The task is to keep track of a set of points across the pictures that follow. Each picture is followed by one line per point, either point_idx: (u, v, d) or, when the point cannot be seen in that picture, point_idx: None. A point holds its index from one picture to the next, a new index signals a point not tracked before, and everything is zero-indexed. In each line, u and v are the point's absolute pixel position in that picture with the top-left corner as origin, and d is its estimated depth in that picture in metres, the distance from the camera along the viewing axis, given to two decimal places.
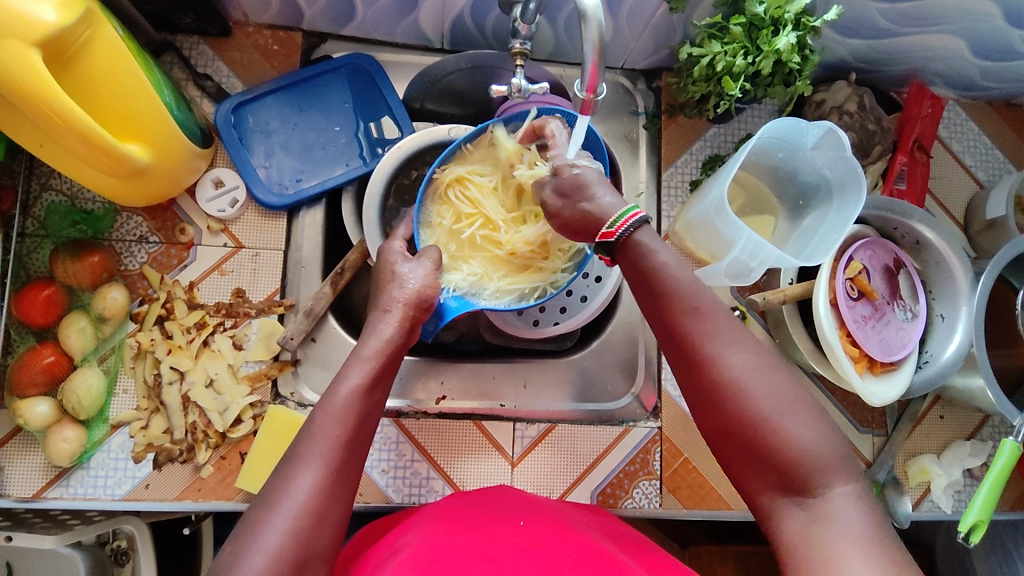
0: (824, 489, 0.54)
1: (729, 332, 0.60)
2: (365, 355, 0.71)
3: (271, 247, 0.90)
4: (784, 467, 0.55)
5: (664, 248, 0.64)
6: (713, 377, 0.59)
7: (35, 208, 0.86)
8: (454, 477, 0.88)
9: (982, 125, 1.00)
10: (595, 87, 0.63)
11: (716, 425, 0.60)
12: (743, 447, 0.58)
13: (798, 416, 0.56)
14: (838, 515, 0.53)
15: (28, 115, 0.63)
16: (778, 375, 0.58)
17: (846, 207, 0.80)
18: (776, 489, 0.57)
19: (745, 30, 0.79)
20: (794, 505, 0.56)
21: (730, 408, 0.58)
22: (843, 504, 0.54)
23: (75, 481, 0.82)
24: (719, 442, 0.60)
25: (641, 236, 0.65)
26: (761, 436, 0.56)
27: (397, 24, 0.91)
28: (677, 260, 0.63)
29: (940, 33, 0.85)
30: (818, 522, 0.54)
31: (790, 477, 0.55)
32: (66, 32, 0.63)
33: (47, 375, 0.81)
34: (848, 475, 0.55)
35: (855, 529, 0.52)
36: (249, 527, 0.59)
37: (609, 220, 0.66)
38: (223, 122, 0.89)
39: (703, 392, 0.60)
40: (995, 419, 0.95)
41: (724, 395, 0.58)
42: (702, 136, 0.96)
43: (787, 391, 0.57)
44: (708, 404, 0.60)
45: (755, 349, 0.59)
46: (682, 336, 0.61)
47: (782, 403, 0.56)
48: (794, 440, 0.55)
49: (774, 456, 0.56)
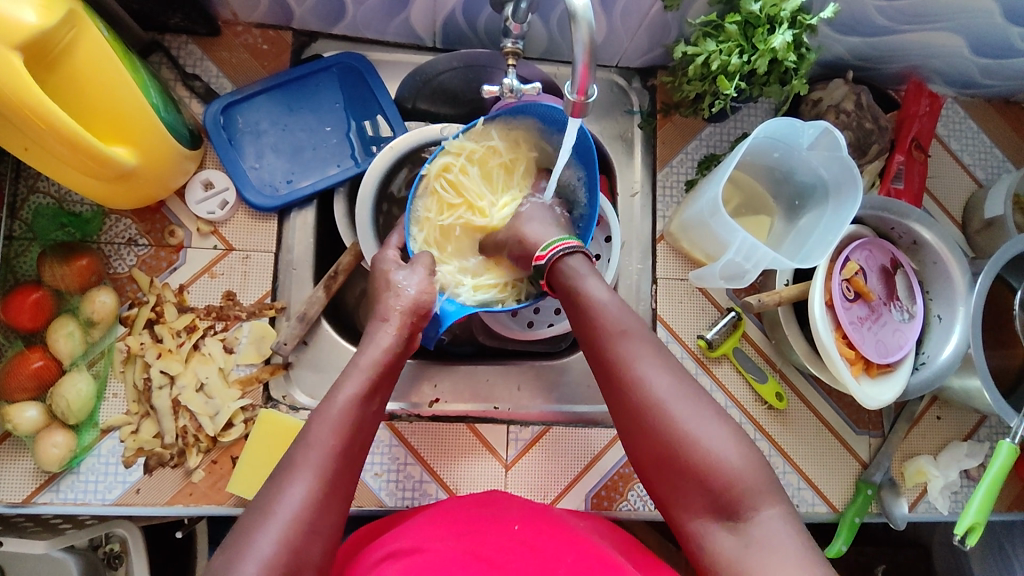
0: (749, 511, 0.58)
1: (654, 359, 0.64)
2: (363, 364, 0.71)
3: (262, 250, 0.89)
4: (709, 488, 0.59)
5: (593, 279, 0.70)
6: (638, 402, 0.63)
7: (22, 210, 0.85)
8: (448, 480, 0.87)
9: (981, 123, 0.99)
10: (586, 88, 0.62)
11: (645, 451, 0.63)
12: (671, 472, 0.61)
13: (722, 438, 0.61)
14: (766, 536, 0.57)
15: (11, 119, 0.62)
16: (699, 400, 0.63)
17: (842, 208, 0.79)
18: (705, 512, 0.60)
19: (740, 28, 0.78)
20: (720, 526, 0.59)
21: (658, 432, 0.62)
22: (768, 524, 0.57)
23: (65, 486, 0.81)
24: (648, 468, 0.64)
25: (571, 267, 0.71)
26: (686, 459, 0.60)
27: (389, 23, 0.90)
28: (604, 291, 0.68)
29: (939, 30, 0.84)
30: (747, 542, 0.57)
31: (716, 498, 0.59)
32: (49, 34, 0.61)
33: (35, 380, 0.80)
34: (771, 495, 0.59)
35: (783, 547, 0.56)
36: (240, 537, 0.58)
37: (542, 247, 0.73)
38: (212, 123, 0.88)
39: (630, 420, 0.64)
40: (993, 420, 0.94)
41: (649, 420, 0.62)
42: (697, 135, 0.94)
43: (710, 415, 0.62)
44: (637, 429, 0.63)
45: (676, 375, 0.64)
46: (609, 362, 0.66)
47: (706, 428, 0.61)
48: (720, 462, 0.59)
49: (700, 478, 0.60)
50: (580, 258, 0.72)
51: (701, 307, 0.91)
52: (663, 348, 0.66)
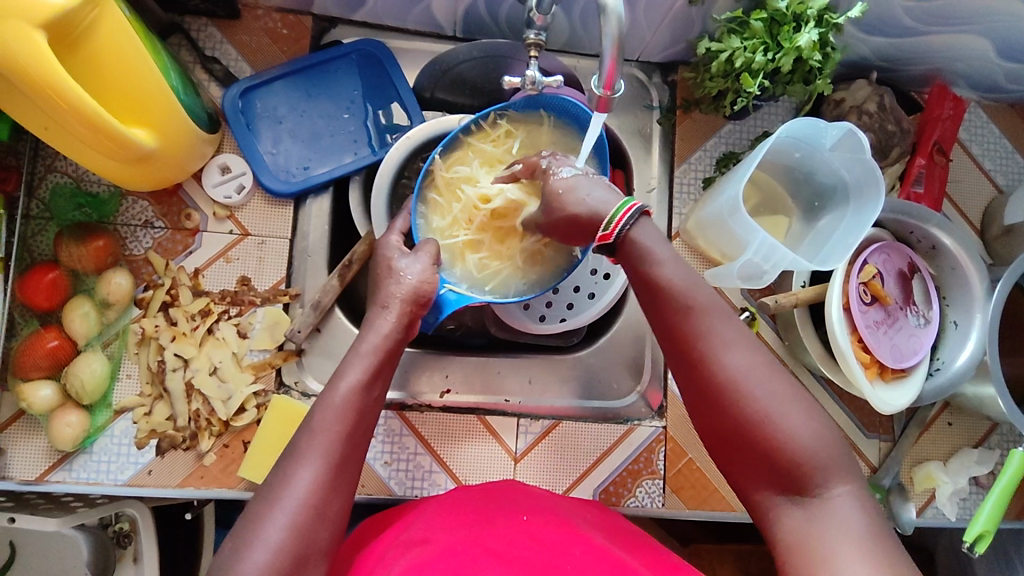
0: (820, 489, 0.57)
1: (729, 331, 0.62)
2: (363, 349, 0.71)
3: (277, 236, 0.89)
4: (783, 464, 0.58)
5: (663, 248, 0.65)
6: (712, 375, 0.61)
7: (40, 189, 0.85)
8: (456, 471, 0.88)
9: (1003, 128, 0.98)
10: (613, 84, 0.61)
11: (716, 421, 0.62)
12: (744, 446, 0.60)
13: (799, 416, 0.59)
14: (836, 515, 0.56)
15: (33, 98, 0.62)
16: (780, 376, 0.60)
17: (863, 209, 0.78)
18: (774, 489, 0.59)
19: (766, 25, 0.77)
20: (787, 500, 0.59)
21: (730, 404, 0.60)
22: (840, 505, 0.57)
23: (78, 465, 0.82)
24: (719, 441, 0.62)
25: (644, 234, 0.66)
26: (760, 435, 0.59)
27: (409, 11, 0.89)
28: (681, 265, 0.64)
29: (965, 33, 0.83)
30: (817, 520, 0.56)
31: (790, 474, 0.58)
32: (74, 15, 0.61)
33: (50, 359, 0.81)
34: (846, 474, 0.58)
35: (852, 530, 0.55)
36: (250, 521, 0.59)
37: (608, 216, 0.67)
38: (231, 107, 0.87)
39: (702, 393, 0.62)
40: (1004, 428, 0.94)
41: (726, 395, 0.60)
42: (717, 132, 0.94)
43: (790, 389, 0.60)
44: (707, 399, 0.62)
45: (755, 348, 0.61)
46: (681, 337, 0.63)
47: (780, 403, 0.59)
48: (794, 439, 0.58)
49: (772, 452, 0.58)
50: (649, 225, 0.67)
51: None
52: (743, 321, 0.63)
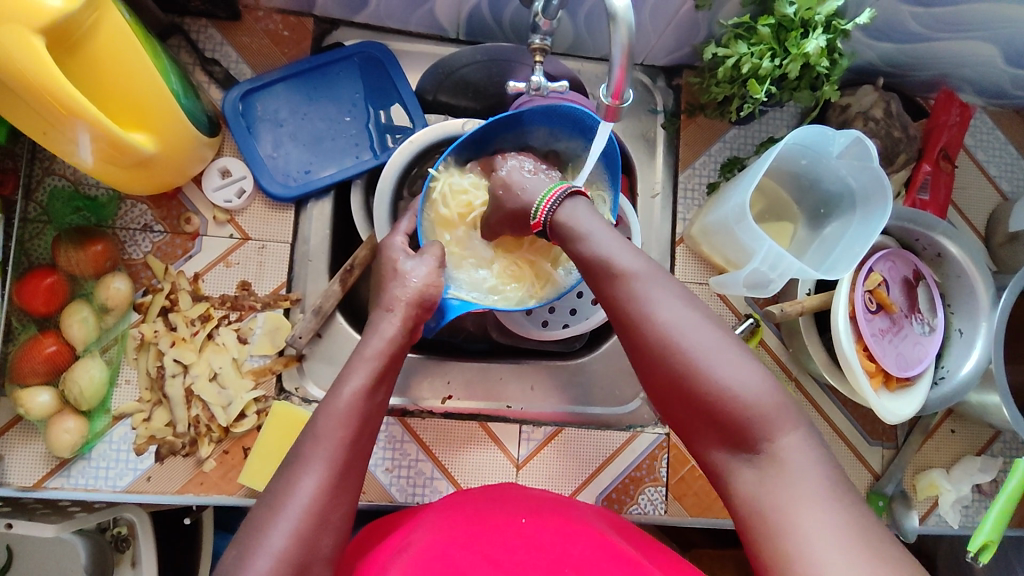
0: (766, 441, 0.56)
1: (659, 291, 0.62)
2: (367, 355, 0.71)
3: (278, 240, 0.89)
4: (726, 420, 0.57)
5: (590, 222, 0.69)
6: (645, 338, 0.62)
7: (38, 192, 0.84)
8: (458, 478, 0.87)
9: (1009, 134, 0.97)
10: (621, 92, 0.61)
11: (661, 385, 0.61)
12: (689, 406, 0.59)
13: (732, 366, 0.58)
14: (784, 469, 0.55)
15: (31, 102, 0.61)
16: (712, 331, 0.60)
17: (870, 217, 0.78)
18: (725, 447, 0.58)
19: (773, 31, 0.77)
20: (740, 458, 0.57)
21: (665, 362, 0.60)
22: (787, 457, 0.55)
23: (76, 471, 0.81)
24: (670, 406, 0.62)
25: (567, 213, 0.71)
26: (698, 391, 0.58)
27: (412, 13, 0.88)
28: (606, 236, 0.67)
29: (972, 39, 0.83)
30: (767, 477, 0.55)
31: (735, 430, 0.57)
32: (73, 18, 0.60)
33: (47, 365, 0.79)
34: (789, 423, 0.56)
35: (801, 482, 0.53)
36: (252, 529, 0.58)
37: (537, 201, 0.74)
38: (231, 110, 0.86)
39: (644, 361, 0.62)
40: (1007, 435, 0.93)
41: (660, 355, 0.60)
42: (721, 137, 0.93)
43: (723, 343, 0.60)
44: (648, 363, 0.62)
45: (688, 307, 0.62)
46: (613, 305, 0.64)
47: (713, 355, 0.59)
48: (731, 390, 0.57)
49: (714, 409, 0.58)
50: (580, 202, 0.72)
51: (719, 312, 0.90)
52: (673, 281, 0.64)
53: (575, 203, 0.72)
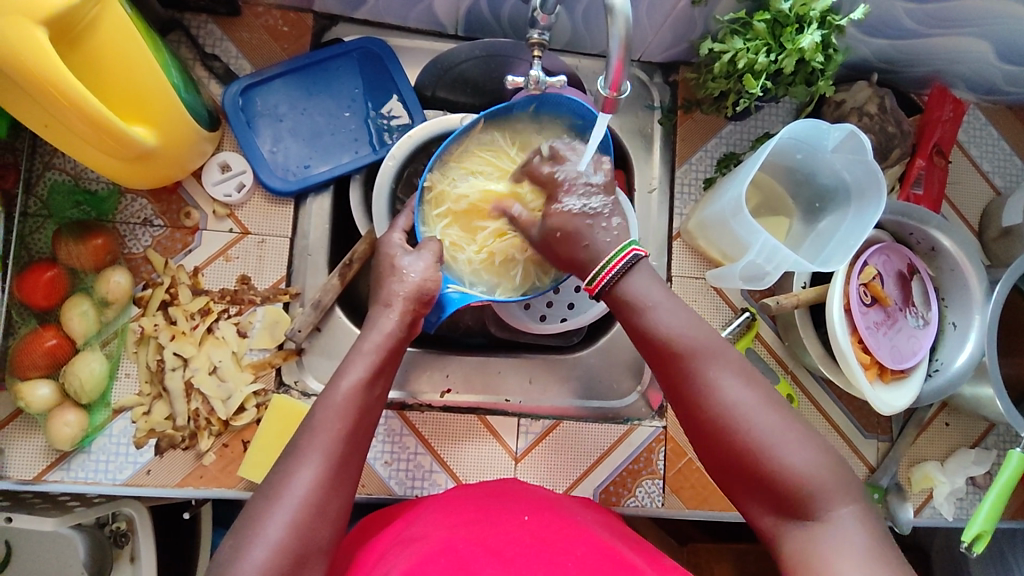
0: (821, 512, 0.58)
1: (721, 365, 0.63)
2: (366, 347, 0.71)
3: (277, 234, 0.89)
4: (785, 493, 0.59)
5: (652, 292, 0.67)
6: (705, 411, 0.63)
7: (38, 186, 0.84)
8: (456, 470, 0.88)
9: (1001, 130, 0.98)
10: (619, 85, 0.61)
11: (716, 453, 0.63)
12: (743, 475, 0.61)
13: (793, 443, 0.60)
14: (840, 536, 0.57)
15: (33, 95, 0.61)
16: (774, 405, 0.62)
17: (864, 211, 0.79)
18: (777, 514, 0.60)
19: (769, 26, 0.77)
20: (793, 525, 0.60)
21: (726, 436, 0.61)
22: (843, 525, 0.58)
23: (76, 465, 0.82)
24: (721, 471, 0.63)
25: (634, 283, 0.67)
26: (759, 464, 0.60)
27: (411, 9, 0.89)
28: (665, 305, 0.66)
29: (966, 35, 0.84)
30: (819, 545, 0.57)
31: (793, 501, 0.59)
32: (75, 12, 0.61)
33: (48, 358, 0.80)
34: (847, 497, 0.59)
35: (858, 550, 0.56)
36: (252, 519, 0.59)
37: (601, 262, 0.68)
38: (231, 104, 0.87)
39: (700, 429, 0.63)
40: (1001, 428, 0.94)
41: (723, 429, 0.62)
42: (718, 133, 0.94)
43: (785, 418, 0.61)
44: (706, 433, 0.63)
45: (749, 381, 0.63)
46: (671, 376, 0.65)
47: (775, 432, 0.60)
48: (792, 468, 0.59)
49: (772, 483, 0.60)
50: (643, 270, 0.68)
51: (715, 306, 0.91)
52: (735, 356, 0.64)
53: (640, 271, 0.68)
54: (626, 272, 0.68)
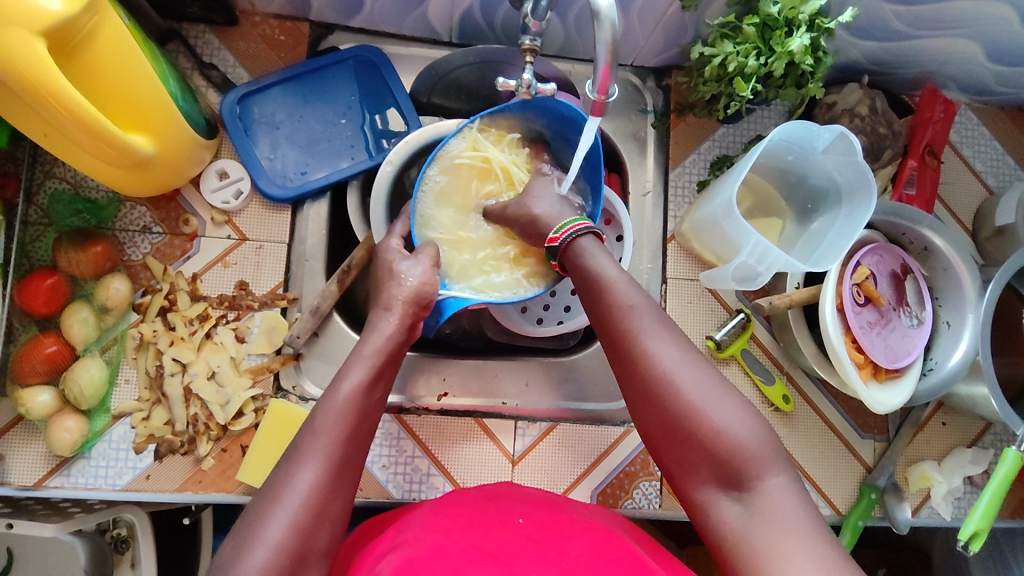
0: (752, 481, 0.58)
1: (660, 328, 0.64)
2: (365, 352, 0.72)
3: (275, 240, 0.90)
4: (715, 459, 0.59)
5: (600, 257, 0.70)
6: (642, 376, 0.63)
7: (38, 196, 0.85)
8: (454, 474, 0.88)
9: (993, 130, 0.99)
10: (606, 88, 0.62)
11: (653, 421, 0.63)
12: (676, 441, 0.61)
13: (724, 407, 0.60)
14: (772, 506, 0.56)
15: (32, 104, 0.62)
16: (706, 371, 0.62)
17: (855, 211, 0.79)
18: (711, 485, 0.60)
19: (758, 30, 0.78)
20: (725, 495, 0.59)
21: (661, 402, 0.62)
22: (772, 496, 0.57)
23: (76, 470, 0.82)
24: (657, 440, 0.63)
25: (585, 244, 0.72)
26: (690, 429, 0.60)
27: (406, 17, 0.90)
28: (610, 269, 0.68)
29: (956, 36, 0.84)
30: (753, 514, 0.57)
31: (725, 470, 0.58)
32: (73, 21, 0.61)
33: (48, 364, 0.81)
34: (777, 466, 0.58)
35: (787, 520, 0.55)
36: (251, 522, 0.59)
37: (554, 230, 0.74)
38: (228, 113, 0.88)
39: (638, 394, 0.64)
40: (997, 427, 0.94)
41: (657, 392, 0.62)
42: (710, 136, 0.95)
43: (714, 384, 0.61)
44: (644, 400, 0.63)
45: (684, 348, 0.63)
46: (614, 340, 0.66)
47: (707, 397, 0.60)
48: (721, 431, 0.59)
49: (703, 448, 0.59)
50: (590, 240, 0.72)
51: (710, 308, 0.92)
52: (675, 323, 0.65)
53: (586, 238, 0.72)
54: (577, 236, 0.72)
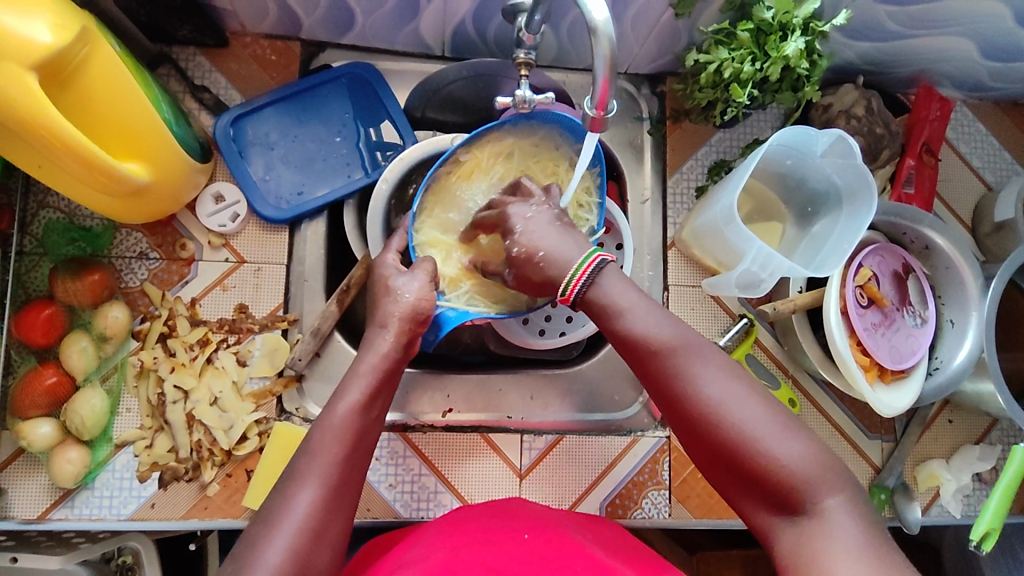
0: (813, 503, 0.58)
1: (702, 359, 0.62)
2: (362, 369, 0.70)
3: (273, 261, 0.89)
4: (772, 488, 0.59)
5: (623, 295, 0.66)
6: (689, 409, 0.62)
7: (33, 225, 0.85)
8: (462, 490, 0.88)
9: (990, 126, 0.99)
10: (606, 103, 0.61)
11: (703, 449, 0.63)
12: (730, 468, 0.61)
13: (777, 434, 0.59)
14: (830, 527, 0.57)
15: (26, 140, 0.61)
16: (755, 398, 0.61)
17: (856, 214, 0.79)
18: (769, 507, 0.60)
19: (752, 35, 0.78)
20: (787, 518, 0.59)
21: (711, 433, 0.61)
22: (833, 517, 0.57)
23: (80, 502, 0.81)
24: (709, 465, 0.63)
25: (604, 288, 0.66)
26: (746, 460, 0.59)
27: (399, 32, 0.89)
28: (638, 303, 0.65)
29: (949, 35, 0.84)
30: (814, 538, 0.57)
31: (781, 496, 0.59)
32: (64, 53, 0.61)
33: (49, 397, 0.80)
34: (836, 486, 0.58)
35: (849, 541, 0.55)
36: (249, 547, 0.58)
37: (571, 268, 0.67)
38: (222, 136, 0.87)
39: (685, 426, 0.63)
40: (1004, 423, 0.94)
41: (706, 427, 0.61)
42: (707, 141, 0.95)
43: (765, 409, 0.60)
44: (691, 431, 0.62)
45: (728, 376, 0.62)
46: (652, 375, 0.64)
47: (759, 426, 0.59)
48: (779, 459, 0.59)
49: (761, 477, 0.59)
50: (609, 272, 0.67)
51: (713, 314, 0.91)
52: (715, 351, 0.63)
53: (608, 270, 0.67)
54: (595, 273, 0.66)
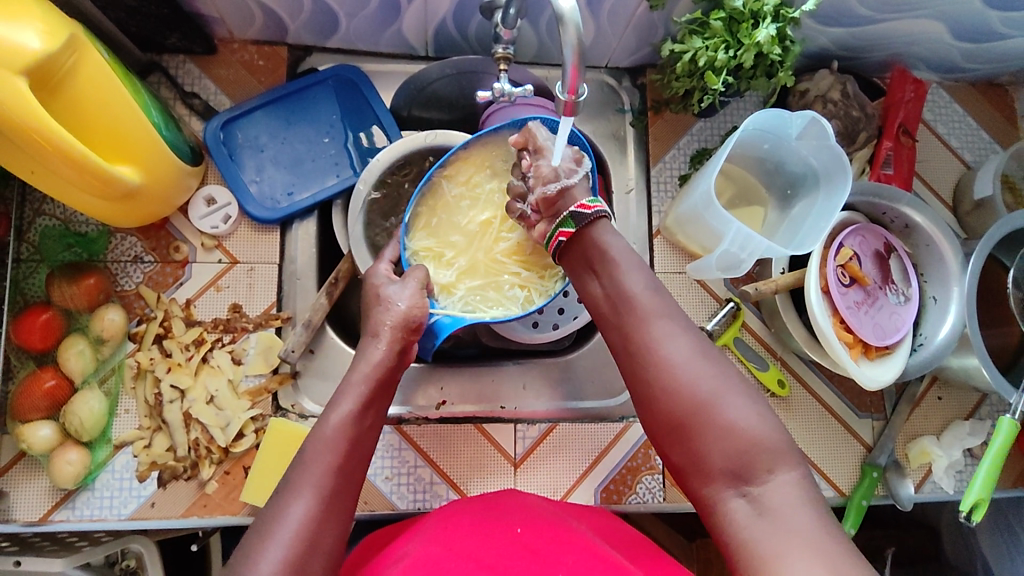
0: (764, 474, 0.57)
1: (671, 320, 0.64)
2: (355, 379, 0.72)
3: (266, 261, 0.91)
4: (724, 456, 0.59)
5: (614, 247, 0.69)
6: (653, 366, 0.63)
7: (29, 233, 0.87)
8: (457, 480, 0.89)
9: (966, 107, 1.01)
10: (576, 88, 0.63)
11: (660, 415, 0.63)
12: (685, 435, 0.61)
13: (736, 401, 0.60)
14: (779, 498, 0.56)
15: (19, 144, 0.63)
16: (718, 365, 0.62)
17: (833, 194, 0.81)
18: (719, 481, 0.59)
19: (725, 24, 0.80)
20: (734, 491, 0.58)
21: (670, 394, 0.61)
22: (782, 488, 0.56)
23: (81, 503, 0.83)
24: (663, 435, 0.63)
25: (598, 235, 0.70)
26: (702, 424, 0.60)
27: (382, 34, 0.92)
28: (625, 258, 0.68)
29: (919, 18, 0.86)
30: (764, 512, 0.56)
31: (731, 462, 0.58)
32: (53, 58, 0.63)
33: (48, 399, 0.81)
34: (789, 459, 0.58)
35: (798, 515, 0.54)
36: (244, 557, 0.58)
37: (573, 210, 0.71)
38: (213, 139, 0.89)
39: (646, 388, 0.63)
40: (993, 398, 0.95)
41: (667, 387, 0.62)
42: (689, 130, 0.96)
43: (726, 378, 0.61)
44: (652, 394, 0.63)
45: (696, 339, 0.63)
46: (625, 330, 0.65)
47: (719, 390, 0.60)
48: (734, 424, 0.59)
49: (714, 444, 0.59)
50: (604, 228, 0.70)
51: (699, 300, 0.93)
52: (685, 316, 0.65)
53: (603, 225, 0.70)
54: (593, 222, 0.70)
